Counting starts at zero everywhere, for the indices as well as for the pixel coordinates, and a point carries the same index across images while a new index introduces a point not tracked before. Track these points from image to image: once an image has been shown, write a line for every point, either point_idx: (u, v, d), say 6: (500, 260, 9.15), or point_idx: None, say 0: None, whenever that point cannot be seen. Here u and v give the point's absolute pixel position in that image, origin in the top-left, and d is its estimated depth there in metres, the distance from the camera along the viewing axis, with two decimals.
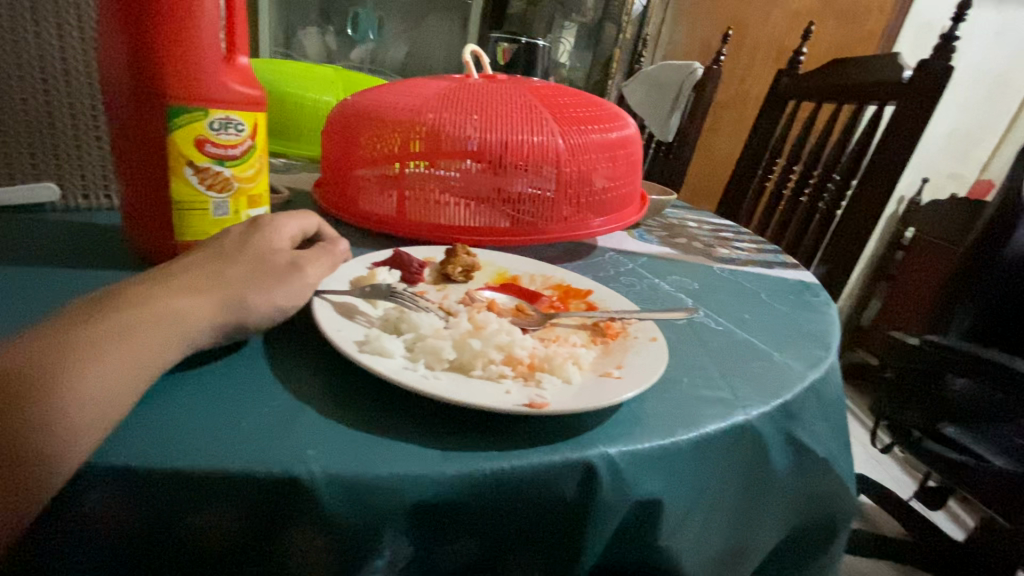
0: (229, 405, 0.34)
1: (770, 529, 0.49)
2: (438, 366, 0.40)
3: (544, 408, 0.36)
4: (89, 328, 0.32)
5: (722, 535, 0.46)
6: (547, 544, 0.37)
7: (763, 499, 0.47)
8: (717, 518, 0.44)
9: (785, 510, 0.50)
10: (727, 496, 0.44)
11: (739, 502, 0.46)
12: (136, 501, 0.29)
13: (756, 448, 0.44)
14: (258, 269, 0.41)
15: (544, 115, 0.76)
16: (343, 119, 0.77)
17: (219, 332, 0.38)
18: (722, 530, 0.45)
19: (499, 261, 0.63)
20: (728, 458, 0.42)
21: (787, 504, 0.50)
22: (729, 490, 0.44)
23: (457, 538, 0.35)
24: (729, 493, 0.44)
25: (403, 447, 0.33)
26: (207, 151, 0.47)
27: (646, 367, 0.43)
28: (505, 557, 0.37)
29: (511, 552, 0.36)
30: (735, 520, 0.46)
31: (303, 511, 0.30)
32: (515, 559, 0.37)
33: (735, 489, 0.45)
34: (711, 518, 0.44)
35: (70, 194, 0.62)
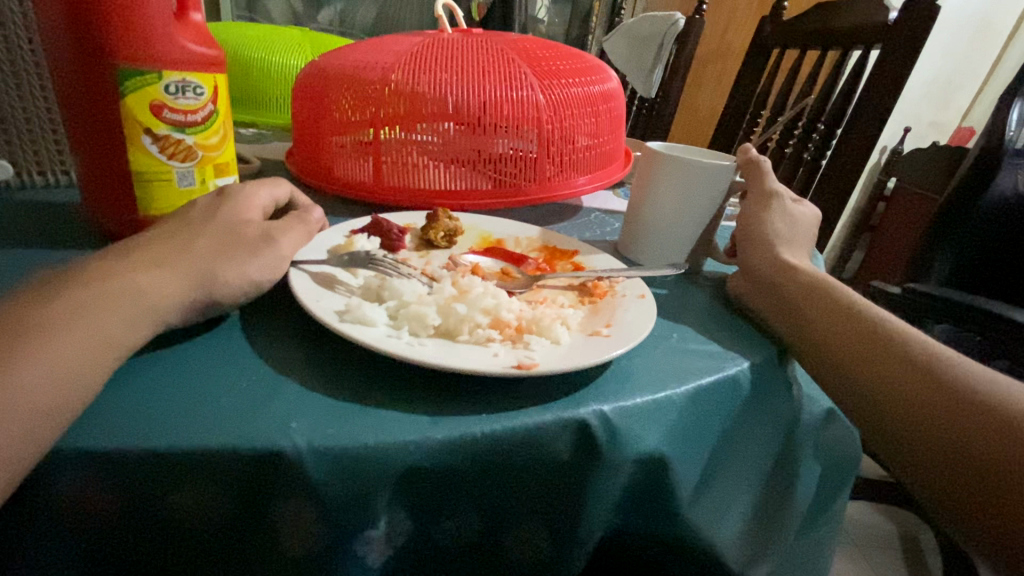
0: (204, 382, 0.33)
1: (775, 491, 0.49)
2: (423, 332, 0.39)
3: (533, 368, 0.35)
4: (46, 310, 0.30)
5: (734, 501, 0.46)
6: (547, 504, 0.37)
7: (766, 458, 0.47)
8: (727, 482, 0.45)
9: (793, 473, 0.50)
10: (729, 457, 0.45)
11: (744, 460, 0.46)
12: (114, 483, 0.28)
13: (750, 403, 0.45)
14: (228, 242, 0.39)
15: (523, 70, 0.73)
16: (311, 81, 0.73)
17: (192, 308, 0.36)
18: (734, 496, 0.46)
19: (482, 224, 0.61)
20: (723, 414, 0.43)
21: (795, 466, 0.50)
22: (729, 449, 0.44)
23: (456, 514, 0.35)
24: (730, 452, 0.45)
25: (390, 415, 0.33)
26: (166, 117, 0.44)
27: (637, 324, 0.42)
28: (509, 519, 0.37)
29: (513, 517, 0.37)
30: (746, 481, 0.46)
31: (289, 485, 0.30)
32: (519, 521, 0.37)
33: (735, 448, 0.45)
34: (716, 481, 0.44)
35: (24, 171, 0.59)
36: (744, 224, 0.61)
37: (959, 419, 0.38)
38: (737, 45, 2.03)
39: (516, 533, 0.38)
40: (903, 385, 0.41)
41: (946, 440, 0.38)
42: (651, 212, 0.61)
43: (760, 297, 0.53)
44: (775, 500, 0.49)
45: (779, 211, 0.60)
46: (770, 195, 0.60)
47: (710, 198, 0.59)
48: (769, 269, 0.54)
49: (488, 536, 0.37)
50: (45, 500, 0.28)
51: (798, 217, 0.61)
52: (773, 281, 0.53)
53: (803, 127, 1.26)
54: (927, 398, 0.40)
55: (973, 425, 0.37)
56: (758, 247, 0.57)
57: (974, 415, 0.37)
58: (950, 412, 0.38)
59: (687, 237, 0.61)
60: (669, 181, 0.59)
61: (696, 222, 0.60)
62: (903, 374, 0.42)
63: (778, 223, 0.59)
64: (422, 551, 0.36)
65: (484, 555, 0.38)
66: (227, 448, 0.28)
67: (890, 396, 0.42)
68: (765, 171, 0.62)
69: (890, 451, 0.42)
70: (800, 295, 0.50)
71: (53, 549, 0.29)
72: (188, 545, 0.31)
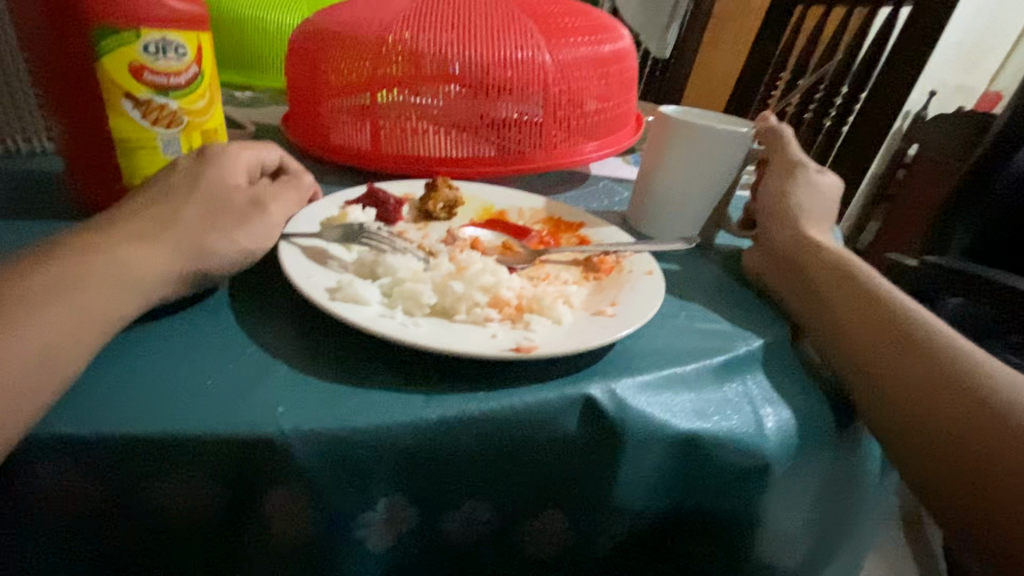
0: (190, 362, 0.31)
1: (826, 493, 0.44)
2: (417, 312, 0.37)
3: (532, 351, 0.33)
4: (22, 287, 0.29)
5: (796, 512, 0.43)
6: (568, 493, 0.36)
7: (824, 464, 0.43)
8: (786, 494, 0.41)
9: (853, 472, 0.46)
10: (790, 472, 0.40)
11: (804, 472, 0.42)
12: (94, 472, 0.27)
13: (783, 396, 0.42)
14: (212, 210, 0.37)
15: (529, 28, 0.68)
16: (305, 41, 0.69)
17: (179, 281, 0.34)
18: (793, 505, 0.42)
19: (483, 195, 0.58)
20: (760, 413, 0.39)
21: (855, 465, 0.46)
22: (793, 464, 0.40)
23: (466, 503, 0.34)
24: (792, 467, 0.40)
25: (384, 396, 0.31)
26: (147, 80, 0.42)
27: (644, 303, 0.40)
28: (537, 511, 0.37)
29: (539, 512, 0.37)
30: (807, 490, 0.43)
31: (279, 471, 0.29)
32: (547, 513, 0.37)
33: (796, 464, 0.40)
34: (773, 496, 0.40)
35: (9, 138, 0.56)
36: (764, 198, 0.58)
37: (969, 418, 0.37)
38: (756, 4, 1.93)
39: (531, 523, 0.37)
40: (919, 379, 0.40)
41: (955, 436, 0.37)
42: (659, 183, 0.58)
43: (779, 276, 0.51)
44: (828, 502, 0.45)
45: (802, 183, 0.56)
46: (790, 165, 0.57)
47: (723, 168, 0.56)
48: (790, 247, 0.52)
49: (507, 529, 0.37)
50: (36, 504, 0.27)
51: (824, 191, 0.57)
52: (795, 257, 0.51)
53: (824, 92, 1.22)
54: (942, 394, 0.39)
55: (985, 426, 0.36)
56: (782, 224, 0.54)
57: (987, 418, 0.37)
58: (963, 411, 0.38)
59: (696, 211, 0.59)
60: (681, 151, 0.56)
61: (707, 195, 0.58)
62: (921, 365, 0.41)
63: (800, 196, 0.56)
64: (428, 547, 0.36)
65: (501, 547, 0.38)
66: (211, 434, 0.27)
67: (903, 386, 0.40)
68: (786, 140, 0.59)
69: (892, 444, 0.40)
70: (822, 275, 0.48)
71: (56, 553, 0.29)
72: (197, 538, 0.31)
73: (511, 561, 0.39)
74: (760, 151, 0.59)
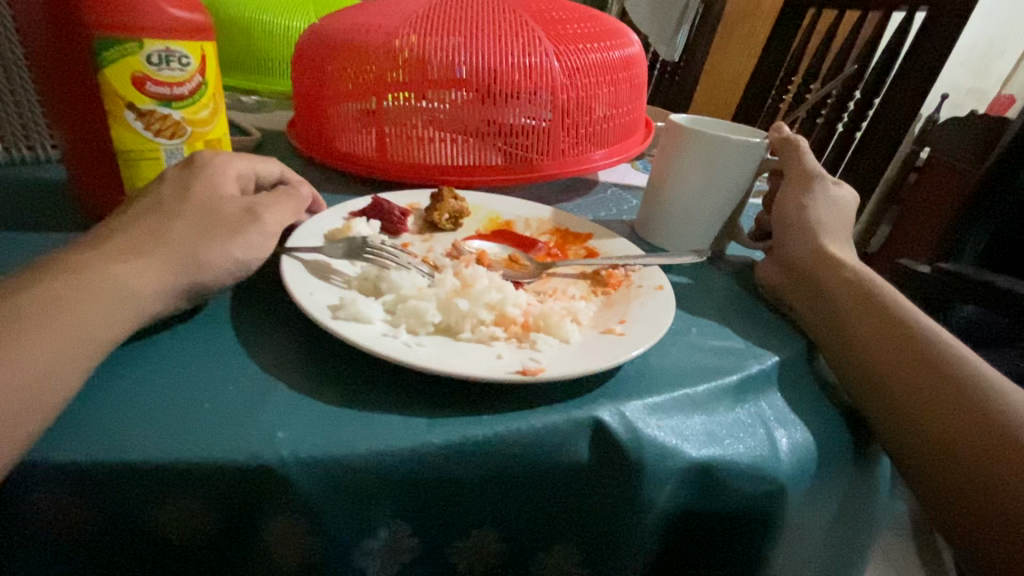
0: (189, 383, 0.31)
1: (840, 517, 0.43)
2: (421, 330, 0.36)
3: (539, 373, 0.32)
4: (15, 306, 0.28)
5: (811, 536, 0.41)
6: (579, 525, 0.35)
7: (839, 488, 0.42)
8: (801, 521, 0.40)
9: (869, 492, 0.45)
10: (806, 498, 0.39)
11: (820, 496, 0.40)
12: (90, 499, 0.26)
13: (799, 418, 0.40)
14: (206, 221, 0.37)
15: (538, 34, 0.67)
16: (311, 46, 0.68)
17: (175, 296, 0.34)
18: (808, 530, 0.41)
19: (490, 204, 0.58)
20: (773, 435, 0.38)
21: (870, 485, 0.45)
22: (809, 489, 0.39)
23: (473, 533, 0.34)
24: (808, 493, 0.39)
25: (386, 419, 0.31)
26: (149, 90, 0.41)
27: (654, 321, 0.39)
28: (546, 542, 0.36)
29: (545, 547, 0.36)
30: (822, 515, 0.42)
31: (280, 499, 0.28)
32: (559, 546, 0.36)
33: (812, 489, 0.39)
34: (789, 523, 0.39)
35: (12, 145, 0.56)
36: (780, 209, 0.56)
37: (993, 446, 0.36)
38: (767, 6, 1.90)
39: (543, 557, 0.37)
40: (940, 402, 0.39)
41: (978, 463, 0.36)
42: (669, 193, 0.57)
43: (795, 292, 0.50)
44: (842, 526, 0.44)
45: (819, 195, 0.55)
46: (804, 176, 0.56)
47: (735, 179, 0.55)
48: (808, 263, 0.50)
49: (518, 559, 0.36)
50: (29, 532, 0.27)
51: (840, 202, 0.56)
52: (811, 273, 0.49)
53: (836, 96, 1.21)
54: (965, 419, 0.37)
55: (1009, 452, 0.35)
56: (796, 237, 0.53)
57: (1013, 448, 0.35)
58: (984, 436, 0.36)
59: (706, 223, 0.57)
60: (691, 162, 0.55)
61: (719, 206, 0.56)
62: (941, 388, 0.39)
63: (818, 209, 0.54)
64: None
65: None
66: (208, 462, 0.26)
67: (925, 411, 0.39)
68: (801, 151, 0.58)
69: (908, 469, 0.39)
70: (838, 291, 0.47)
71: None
72: (194, 562, 0.30)
73: None
74: (774, 161, 0.58)
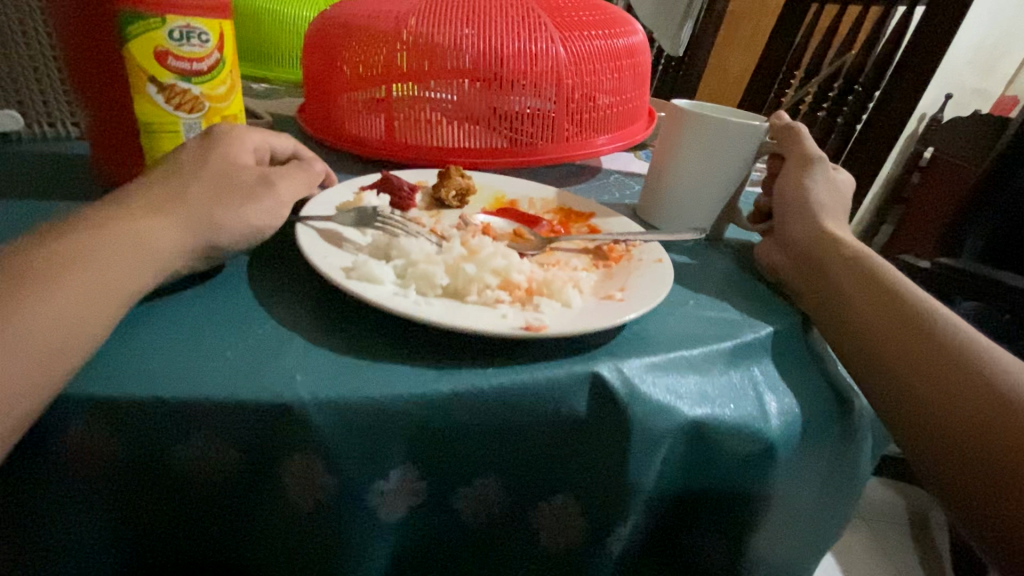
0: (211, 332, 0.32)
1: (827, 482, 0.45)
2: (430, 292, 0.38)
3: (542, 330, 0.34)
4: (48, 254, 0.30)
5: (797, 497, 0.44)
6: (579, 476, 0.37)
7: (826, 454, 0.44)
8: (788, 481, 0.42)
9: (857, 463, 0.47)
10: (792, 459, 0.41)
11: (805, 461, 0.43)
12: (121, 432, 0.28)
13: (789, 385, 0.42)
14: (224, 186, 0.38)
15: (543, 21, 0.69)
16: (321, 31, 0.70)
17: (195, 255, 0.35)
18: (794, 491, 0.43)
19: (496, 183, 0.59)
20: (760, 399, 0.40)
21: (859, 457, 0.47)
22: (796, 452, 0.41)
23: (475, 481, 0.36)
24: (795, 454, 0.41)
25: (397, 369, 0.32)
26: (170, 65, 0.43)
27: (651, 289, 0.41)
28: (545, 489, 0.37)
29: (547, 494, 0.38)
30: (808, 478, 0.44)
31: (298, 438, 0.30)
32: (557, 494, 0.38)
33: (798, 450, 0.41)
34: (776, 482, 0.41)
35: (34, 122, 0.58)
36: (781, 191, 0.58)
37: (979, 406, 0.37)
38: (773, 4, 1.91)
39: (544, 509, 0.39)
40: (933, 370, 0.39)
41: (965, 423, 0.37)
42: (669, 175, 0.59)
43: (793, 269, 0.51)
44: (829, 491, 0.46)
45: (819, 176, 0.56)
46: (802, 158, 0.57)
47: (734, 162, 0.57)
48: (805, 240, 0.52)
49: (519, 505, 0.38)
50: (56, 474, 0.29)
51: (838, 183, 0.57)
52: (808, 249, 0.51)
53: (838, 90, 1.23)
54: (956, 386, 0.38)
55: (995, 412, 0.36)
56: (794, 217, 0.55)
57: (1003, 410, 0.36)
58: (971, 397, 0.37)
59: (706, 205, 0.59)
60: (691, 144, 0.56)
61: (719, 188, 0.58)
62: (931, 353, 0.40)
63: (818, 189, 0.55)
64: (440, 517, 0.37)
65: (511, 529, 0.39)
66: (232, 400, 0.28)
67: (916, 377, 0.40)
68: (801, 136, 0.59)
69: (903, 436, 0.41)
70: (833, 266, 0.48)
71: (76, 519, 0.30)
72: (219, 498, 0.32)
73: (518, 536, 0.40)
74: (773, 144, 0.59)
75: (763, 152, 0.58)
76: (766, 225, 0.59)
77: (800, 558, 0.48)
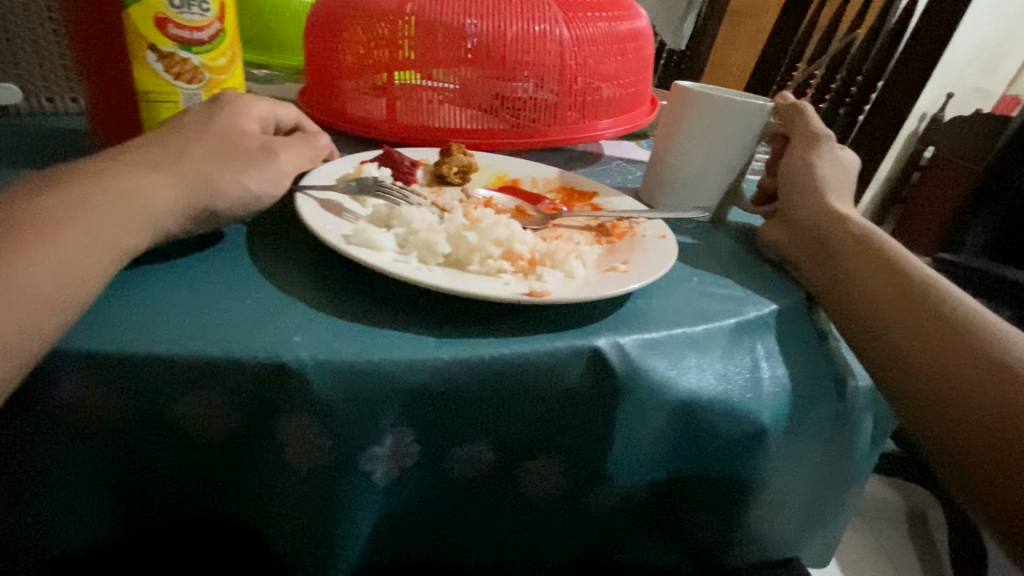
0: (206, 293, 0.32)
1: (823, 461, 0.46)
2: (431, 260, 0.37)
3: (545, 296, 0.34)
4: (44, 208, 0.29)
5: (793, 473, 0.44)
6: (568, 442, 0.37)
7: (823, 433, 0.44)
8: (783, 457, 0.42)
9: (854, 447, 0.47)
10: (787, 435, 0.41)
11: (800, 438, 0.43)
12: (116, 387, 0.28)
13: (789, 361, 0.42)
14: (226, 151, 0.38)
15: (547, 2, 0.69)
16: (323, 9, 0.69)
17: (192, 218, 0.35)
18: (789, 468, 0.44)
19: (498, 162, 0.59)
20: (760, 374, 0.40)
21: (857, 440, 0.46)
22: (790, 427, 0.41)
23: (468, 440, 0.34)
24: (788, 430, 0.41)
25: (396, 335, 0.32)
26: (170, 33, 0.42)
27: (654, 263, 0.41)
28: (530, 456, 0.37)
29: (530, 456, 0.37)
30: (804, 457, 0.44)
31: (292, 399, 0.29)
32: (540, 458, 0.37)
33: (792, 427, 0.42)
34: (773, 458, 0.41)
35: (33, 97, 0.57)
36: (787, 171, 0.57)
37: (981, 382, 0.37)
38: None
39: (532, 466, 0.37)
40: (937, 349, 0.39)
41: (966, 402, 0.37)
42: (672, 156, 0.58)
43: (797, 249, 0.51)
44: (824, 471, 0.46)
45: (826, 156, 0.56)
46: (807, 138, 0.57)
47: (739, 142, 0.56)
48: (810, 220, 0.51)
49: (501, 467, 0.37)
50: (56, 425, 0.29)
51: (844, 166, 0.57)
52: (813, 229, 0.50)
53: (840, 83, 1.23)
54: (961, 365, 0.38)
55: (997, 388, 0.36)
56: (799, 198, 0.54)
57: (1007, 388, 0.36)
58: (974, 374, 0.37)
59: (709, 186, 0.58)
60: (695, 124, 0.56)
61: (722, 169, 0.58)
62: (937, 330, 0.40)
63: (826, 169, 0.55)
64: (429, 482, 0.36)
65: (500, 487, 0.38)
66: (228, 358, 0.28)
67: (917, 354, 0.40)
68: (807, 117, 0.59)
69: (904, 415, 0.40)
70: (838, 244, 0.48)
71: (75, 471, 0.30)
72: (215, 458, 0.32)
73: (498, 497, 0.38)
74: (779, 125, 0.59)
75: (768, 132, 0.58)
76: (770, 207, 0.59)
77: (795, 537, 0.48)
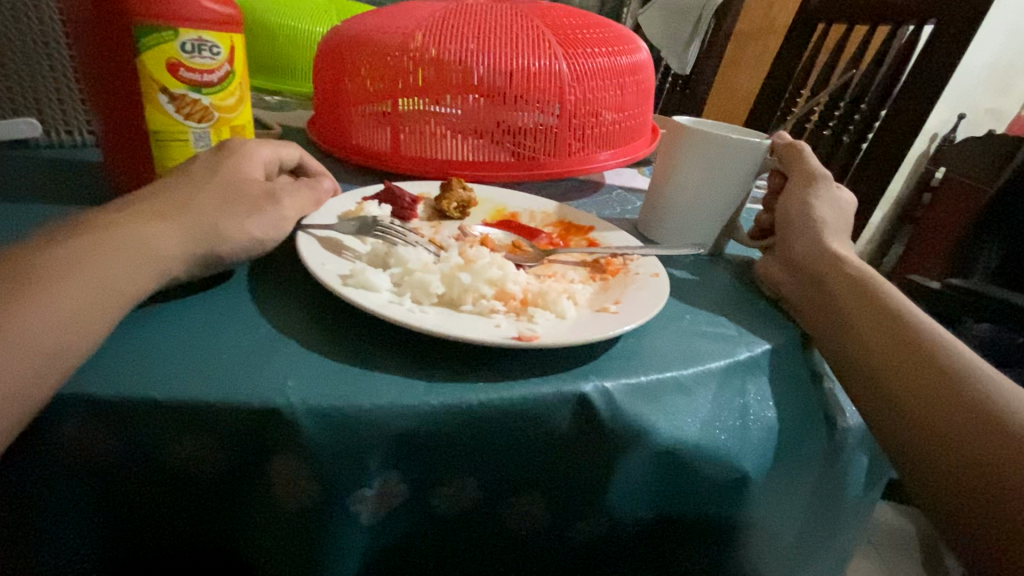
0: (205, 337, 0.33)
1: (813, 501, 0.46)
2: (426, 300, 0.38)
3: (533, 341, 0.34)
4: (53, 258, 0.31)
5: (785, 512, 0.44)
6: (553, 482, 0.37)
7: (813, 472, 0.44)
8: (773, 498, 0.42)
9: (840, 483, 0.47)
10: (777, 475, 0.42)
11: (791, 478, 0.43)
12: (116, 429, 0.29)
13: (781, 401, 0.42)
14: (230, 196, 0.39)
15: (548, 37, 0.70)
16: (332, 44, 0.71)
17: (195, 262, 0.36)
18: (781, 508, 0.44)
19: (498, 197, 0.60)
20: (749, 416, 0.40)
21: (842, 476, 0.47)
22: (780, 467, 0.41)
23: (452, 480, 0.35)
24: (778, 470, 0.42)
25: (387, 379, 0.33)
26: (182, 76, 0.44)
27: (644, 302, 0.41)
28: (514, 496, 0.37)
29: (514, 493, 0.37)
30: (795, 496, 0.44)
31: (282, 443, 0.30)
32: (522, 499, 0.38)
33: (783, 467, 0.42)
34: (763, 498, 0.42)
35: (52, 129, 0.60)
36: (784, 208, 0.57)
37: (969, 430, 0.36)
38: (781, 22, 1.93)
39: (516, 506, 0.38)
40: (932, 395, 0.39)
41: (953, 450, 0.37)
42: (672, 191, 0.59)
43: (792, 287, 0.51)
44: (814, 510, 0.46)
45: (824, 193, 0.56)
46: (804, 175, 0.58)
47: (737, 178, 0.57)
48: (805, 259, 0.51)
49: (488, 509, 0.38)
50: (61, 464, 0.30)
51: (841, 202, 0.57)
52: (808, 268, 0.50)
53: (844, 107, 1.23)
54: (952, 412, 0.38)
55: (985, 438, 0.36)
56: (795, 235, 0.54)
57: (995, 437, 0.35)
58: (962, 421, 0.37)
59: (708, 221, 0.59)
60: (693, 160, 0.57)
61: (721, 205, 0.58)
62: (927, 375, 0.40)
63: (823, 206, 0.55)
64: (417, 521, 0.36)
65: (483, 525, 0.38)
66: (222, 403, 0.29)
67: (907, 399, 0.40)
68: (804, 154, 0.60)
69: (897, 459, 0.40)
70: (833, 283, 0.48)
71: (76, 507, 0.31)
72: (210, 494, 0.32)
73: (488, 535, 0.39)
74: (775, 162, 0.60)
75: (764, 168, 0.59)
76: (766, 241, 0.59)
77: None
